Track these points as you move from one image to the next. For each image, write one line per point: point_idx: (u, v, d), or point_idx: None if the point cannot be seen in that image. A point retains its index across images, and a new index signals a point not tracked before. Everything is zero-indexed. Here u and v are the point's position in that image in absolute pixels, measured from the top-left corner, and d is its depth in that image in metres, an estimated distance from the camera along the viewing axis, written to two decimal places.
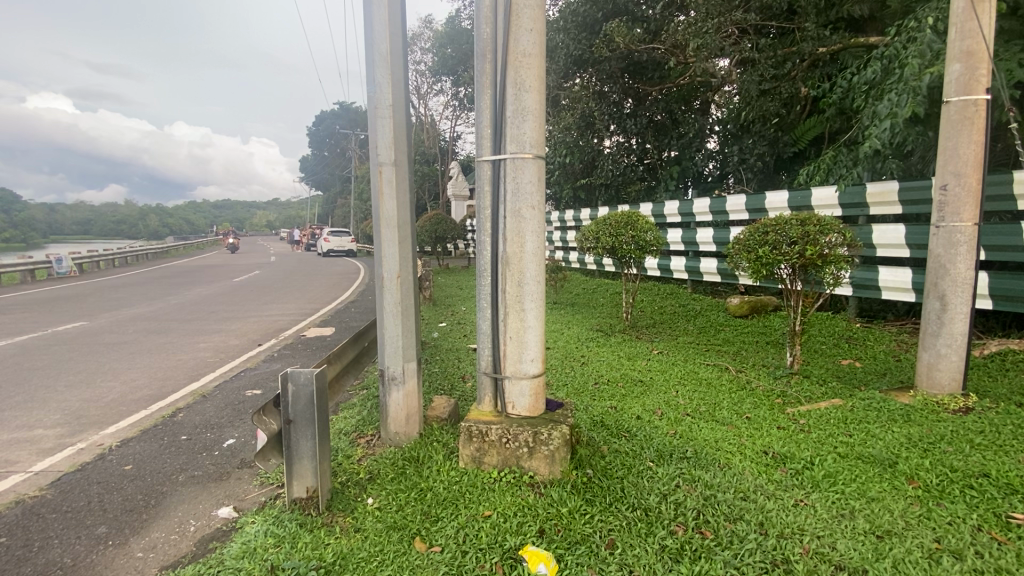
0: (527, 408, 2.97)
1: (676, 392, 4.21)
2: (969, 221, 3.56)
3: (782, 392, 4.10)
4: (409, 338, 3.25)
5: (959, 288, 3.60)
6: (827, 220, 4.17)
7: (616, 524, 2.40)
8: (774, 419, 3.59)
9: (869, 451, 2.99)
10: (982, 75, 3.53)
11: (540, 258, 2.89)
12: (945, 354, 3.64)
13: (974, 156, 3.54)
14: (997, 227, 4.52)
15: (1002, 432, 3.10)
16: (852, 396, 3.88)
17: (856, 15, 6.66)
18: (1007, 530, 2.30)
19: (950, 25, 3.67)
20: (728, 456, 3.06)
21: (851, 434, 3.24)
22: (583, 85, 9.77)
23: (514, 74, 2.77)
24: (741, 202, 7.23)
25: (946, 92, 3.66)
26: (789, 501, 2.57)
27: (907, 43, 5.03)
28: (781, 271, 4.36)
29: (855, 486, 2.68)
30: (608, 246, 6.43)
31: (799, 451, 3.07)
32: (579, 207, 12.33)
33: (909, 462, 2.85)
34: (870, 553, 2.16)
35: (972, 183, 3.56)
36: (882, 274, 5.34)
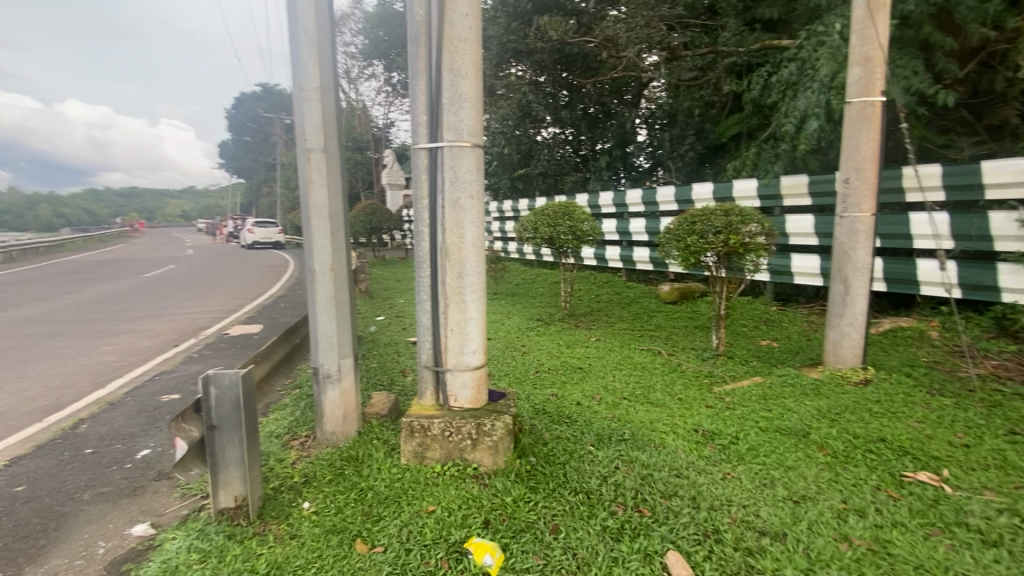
0: (470, 400, 2.94)
1: (613, 376, 4.37)
2: (867, 212, 3.93)
3: (709, 372, 4.36)
4: (344, 333, 3.11)
5: (860, 273, 3.97)
6: (747, 211, 4.45)
7: (560, 509, 2.45)
8: (703, 398, 3.82)
9: (785, 424, 3.24)
10: (878, 78, 3.86)
11: (480, 248, 2.86)
12: (848, 332, 4.01)
13: (871, 153, 3.89)
14: (891, 217, 4.94)
15: (894, 400, 3.47)
16: (770, 373, 4.19)
17: (769, 18, 6.96)
18: (902, 487, 2.57)
19: (852, 31, 3.98)
20: (662, 436, 3.21)
21: (769, 409, 3.50)
22: (519, 75, 9.81)
23: (450, 60, 2.71)
24: (670, 193, 7.49)
25: (849, 92, 3.97)
26: (718, 474, 2.74)
27: (817, 46, 5.36)
28: (707, 259, 4.60)
29: (774, 457, 2.90)
30: (546, 237, 6.51)
31: (725, 428, 3.27)
32: (517, 197, 12.38)
33: (819, 432, 3.12)
34: (789, 517, 2.35)
35: (870, 177, 3.92)
36: (795, 261, 5.79)
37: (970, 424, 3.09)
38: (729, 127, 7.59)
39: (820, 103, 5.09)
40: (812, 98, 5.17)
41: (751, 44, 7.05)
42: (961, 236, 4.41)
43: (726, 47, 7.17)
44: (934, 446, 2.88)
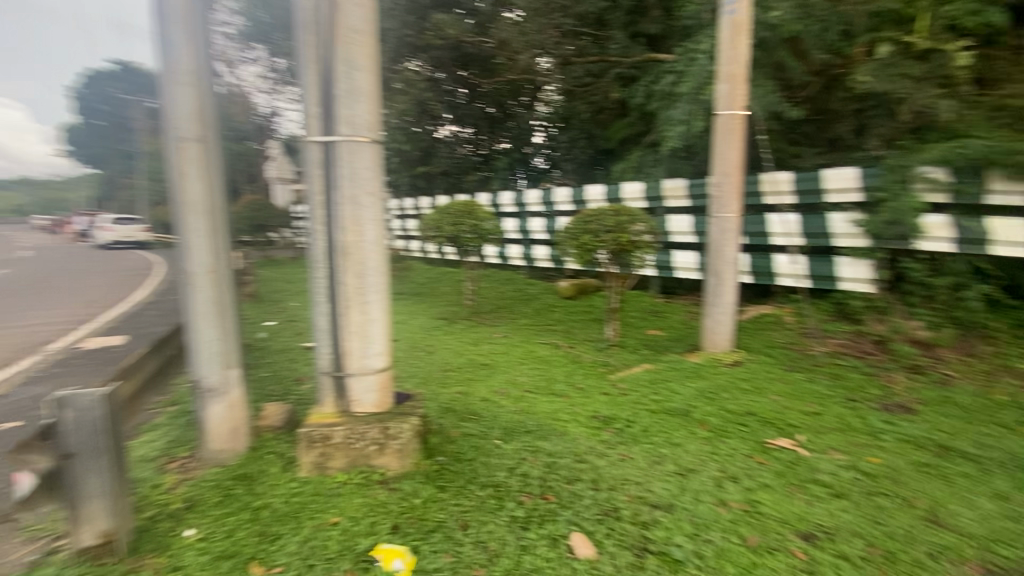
0: (374, 404, 2.84)
1: (517, 371, 4.48)
2: (733, 214, 4.44)
3: (605, 362, 4.64)
4: (229, 342, 2.84)
5: (728, 267, 4.47)
6: (635, 212, 4.81)
7: (470, 505, 2.47)
8: (600, 386, 4.06)
9: (671, 405, 3.57)
10: (741, 94, 4.36)
11: (381, 247, 2.78)
12: (721, 319, 4.51)
13: (735, 160, 4.40)
14: (753, 218, 5.60)
15: (758, 377, 3.98)
16: (658, 360, 4.58)
17: (651, 33, 7.29)
18: (767, 453, 2.95)
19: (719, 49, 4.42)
20: (565, 424, 3.36)
21: (658, 392, 3.83)
22: (416, 70, 9.43)
23: (342, 51, 2.59)
24: (566, 194, 7.81)
25: (716, 106, 4.44)
26: (615, 456, 2.94)
27: (689, 62, 5.91)
28: (600, 257, 4.87)
29: (663, 436, 3.18)
30: (449, 235, 6.48)
31: (621, 413, 3.52)
32: (417, 194, 12.14)
33: (700, 410, 3.48)
34: (676, 489, 2.59)
35: (735, 182, 4.43)
36: (675, 258, 6.36)
37: (817, 395, 3.64)
38: (616, 132, 7.86)
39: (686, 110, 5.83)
40: (687, 107, 5.80)
41: (636, 56, 7.36)
42: (809, 234, 5.09)
43: (614, 57, 7.49)
44: (790, 416, 3.34)
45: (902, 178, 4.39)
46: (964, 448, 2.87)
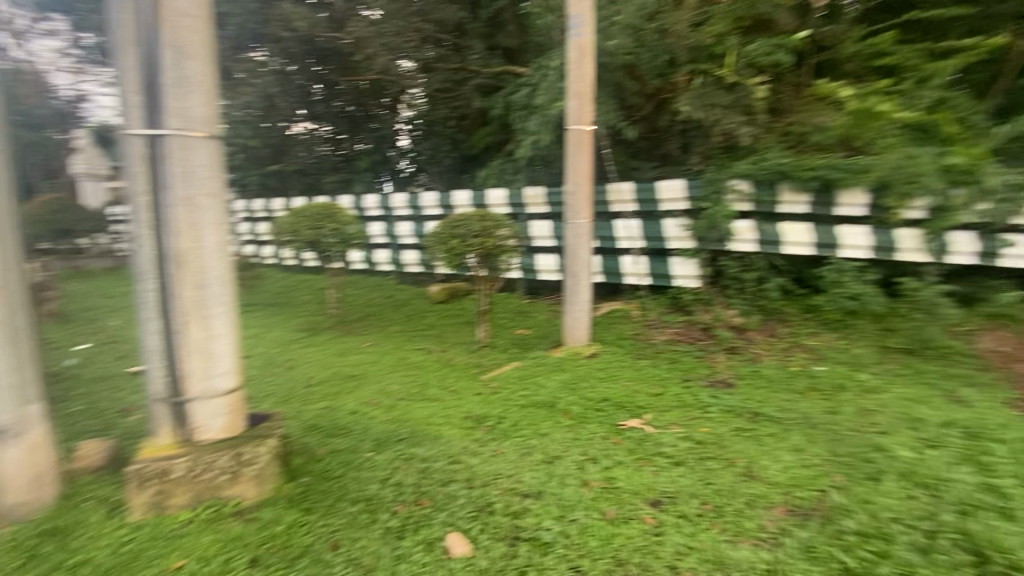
0: (223, 429, 2.56)
1: (388, 379, 4.36)
2: (586, 218, 4.85)
3: (477, 363, 4.75)
4: (24, 373, 2.33)
5: (583, 267, 4.87)
6: (499, 216, 4.99)
7: (339, 523, 2.37)
8: (472, 387, 4.15)
9: (538, 399, 3.79)
10: (588, 110, 4.76)
11: (225, 255, 2.52)
12: (579, 315, 4.91)
13: (586, 170, 4.79)
14: (602, 223, 6.14)
15: (612, 366, 4.43)
16: (526, 357, 4.81)
17: (508, 46, 7.70)
18: (621, 432, 3.29)
19: (569, 65, 4.76)
20: (438, 428, 3.38)
21: (526, 388, 4.03)
22: (260, 61, 8.79)
23: (170, 35, 2.30)
24: (433, 199, 7.79)
25: (568, 119, 4.79)
26: (488, 453, 3.04)
27: (543, 76, 6.31)
28: (468, 261, 4.97)
29: (532, 428, 3.36)
30: (308, 241, 6.06)
31: (492, 411, 3.64)
32: (269, 196, 11.11)
33: (564, 400, 3.75)
34: (544, 477, 2.76)
35: (587, 190, 4.83)
36: (538, 260, 6.73)
37: (660, 377, 4.17)
38: (479, 140, 8.09)
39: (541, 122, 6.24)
40: (542, 119, 6.20)
41: (494, 67, 7.69)
42: (648, 237, 5.78)
43: (474, 66, 7.74)
44: (639, 398, 3.77)
45: (717, 189, 5.23)
46: (768, 411, 3.50)
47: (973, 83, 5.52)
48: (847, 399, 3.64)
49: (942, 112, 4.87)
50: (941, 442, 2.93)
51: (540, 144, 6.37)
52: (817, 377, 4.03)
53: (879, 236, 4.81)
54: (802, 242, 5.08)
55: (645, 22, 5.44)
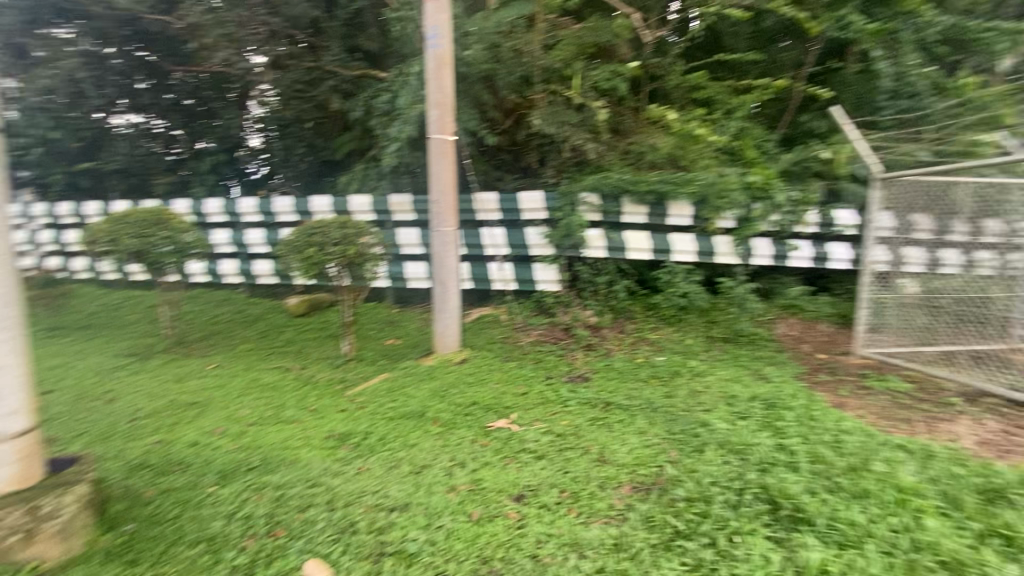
0: (15, 480, 2.24)
1: (238, 404, 3.93)
2: (451, 227, 4.88)
3: (341, 378, 4.52)
4: None
5: (450, 275, 4.91)
6: (361, 224, 4.81)
7: (173, 571, 2.18)
8: (335, 404, 3.93)
9: (406, 409, 3.73)
10: (449, 120, 4.81)
11: (11, 274, 2.27)
12: (448, 323, 4.93)
13: (450, 179, 4.84)
14: (470, 230, 6.11)
15: (480, 370, 4.52)
16: (394, 368, 4.69)
17: (368, 50, 7.45)
18: (488, 434, 3.37)
19: (428, 74, 4.78)
20: (295, 451, 3.15)
21: (394, 399, 3.94)
22: (66, 39, 7.70)
23: None
24: (289, 205, 7.22)
25: (429, 128, 4.81)
26: (352, 470, 2.92)
27: (404, 83, 6.25)
28: (330, 270, 4.69)
29: (399, 439, 3.30)
30: (132, 251, 5.23)
31: (357, 426, 3.49)
32: (80, 199, 9.32)
33: (432, 408, 3.74)
34: (411, 487, 2.73)
35: (451, 199, 4.87)
36: (407, 269, 6.59)
37: (525, 377, 4.36)
38: (341, 145, 7.70)
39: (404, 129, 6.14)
40: (404, 126, 6.12)
41: (354, 69, 7.38)
42: (512, 245, 5.95)
43: (331, 67, 7.36)
44: (506, 399, 3.90)
45: (571, 202, 5.68)
46: (618, 401, 3.86)
47: (768, 115, 6.68)
48: (681, 383, 4.18)
49: (742, 138, 5.87)
50: (749, 414, 3.51)
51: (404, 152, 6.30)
52: (658, 366, 4.57)
53: (701, 243, 5.68)
54: (643, 248, 5.72)
55: (501, 38, 5.64)
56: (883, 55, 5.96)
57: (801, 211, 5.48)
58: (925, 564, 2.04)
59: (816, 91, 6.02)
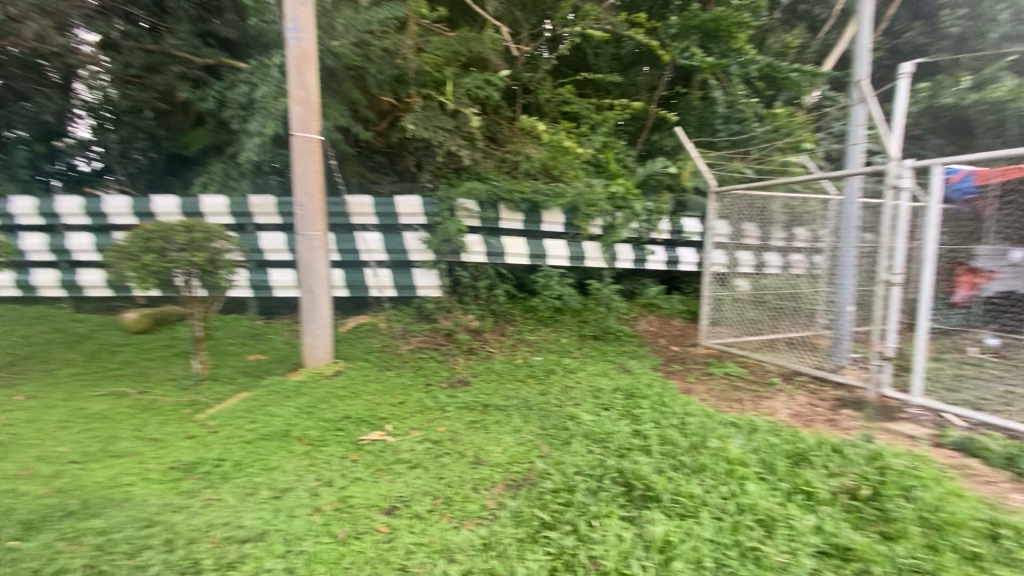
0: None
1: (52, 440, 3.31)
2: (319, 231, 4.60)
3: (191, 401, 4.02)
4: None
5: (320, 282, 4.62)
6: (212, 227, 4.33)
7: None
8: (182, 430, 3.49)
9: (268, 430, 3.42)
10: (314, 119, 4.55)
11: None
12: (319, 334, 4.64)
13: (316, 181, 4.57)
14: (344, 235, 5.75)
15: (354, 382, 4.31)
16: (256, 386, 4.28)
17: (224, 37, 6.70)
18: (360, 448, 3.22)
19: (289, 69, 4.49)
20: (128, 488, 2.74)
21: (254, 420, 3.59)
22: None
23: None
24: (124, 205, 6.24)
25: (292, 126, 4.50)
26: (198, 504, 2.61)
27: (265, 76, 5.78)
28: (176, 279, 4.23)
29: (259, 463, 3.03)
30: None
31: (208, 453, 3.13)
32: None
33: (299, 426, 3.48)
34: (270, 514, 2.53)
35: (318, 202, 4.60)
36: (272, 276, 6.08)
37: (402, 386, 4.24)
38: (194, 141, 6.82)
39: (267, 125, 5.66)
40: (266, 122, 5.66)
41: (206, 57, 6.53)
42: (390, 250, 5.75)
43: (175, 51, 6.45)
44: (380, 410, 3.76)
45: (449, 207, 5.65)
46: (495, 402, 3.93)
47: (628, 133, 7.34)
48: (554, 381, 4.40)
49: (606, 152, 6.40)
50: (612, 405, 3.80)
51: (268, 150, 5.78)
52: (534, 365, 4.76)
53: (572, 248, 6.03)
54: (520, 253, 5.91)
55: (371, 37, 5.46)
56: (717, 86, 6.89)
57: (655, 220, 6.16)
58: (745, 523, 2.36)
59: (666, 114, 6.76)
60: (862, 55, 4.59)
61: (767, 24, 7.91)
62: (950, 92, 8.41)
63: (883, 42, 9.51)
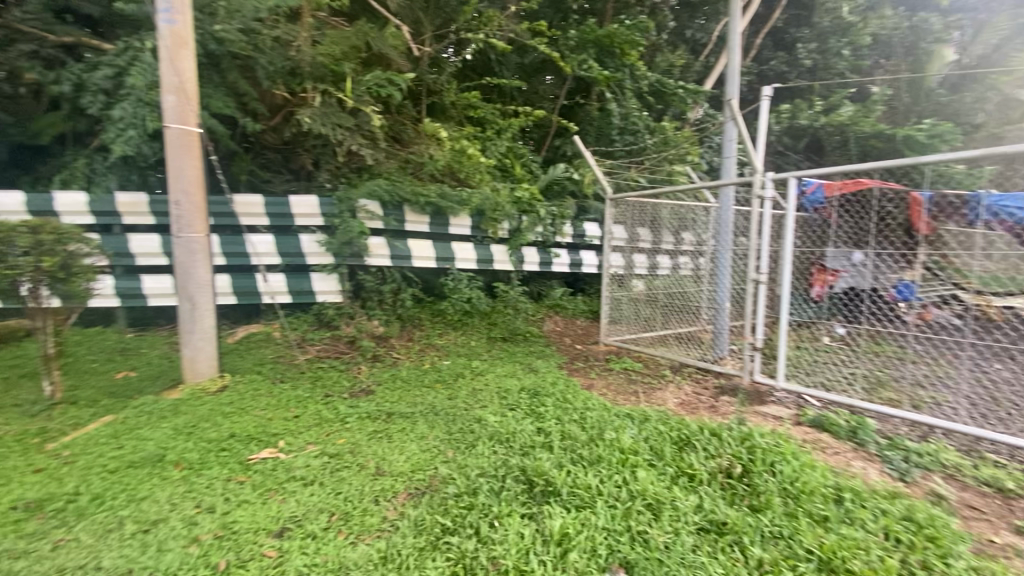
0: None
1: None
2: (201, 233, 4.20)
3: (39, 430, 3.47)
4: None
5: (202, 289, 4.21)
6: (66, 227, 3.75)
7: None
8: (27, 464, 3.00)
9: (138, 456, 3.05)
10: (191, 110, 4.14)
11: None
12: (201, 346, 4.22)
13: (196, 178, 4.17)
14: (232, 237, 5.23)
15: (243, 397, 3.97)
16: (124, 408, 3.78)
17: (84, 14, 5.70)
18: (248, 469, 2.97)
19: (160, 54, 4.05)
20: None
21: (121, 446, 3.18)
22: None
23: None
24: None
25: (165, 117, 4.07)
26: (45, 548, 2.28)
27: (134, 60, 5.12)
28: (22, 289, 3.63)
29: (126, 494, 2.69)
30: None
31: (60, 488, 2.73)
32: None
33: (176, 449, 3.13)
34: (137, 551, 2.27)
35: (199, 202, 4.19)
36: (146, 283, 5.39)
37: (300, 399, 3.99)
38: (46, 129, 5.72)
39: (138, 114, 5.03)
40: (136, 111, 5.03)
41: (63, 35, 5.51)
42: (285, 253, 5.35)
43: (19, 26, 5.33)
44: (273, 425, 3.50)
45: (350, 209, 5.37)
46: (400, 409, 3.84)
47: (533, 140, 7.59)
48: (461, 384, 4.38)
49: (510, 157, 6.60)
50: (517, 404, 3.87)
51: (139, 143, 5.14)
52: (442, 370, 4.71)
53: (479, 251, 6.11)
54: (426, 256, 5.84)
55: (259, 24, 5.05)
56: (613, 99, 7.32)
57: (559, 224, 6.42)
58: (636, 508, 2.53)
59: (567, 123, 7.03)
60: (733, 77, 5.12)
61: (655, 44, 8.54)
62: (805, 115, 9.68)
63: (752, 67, 10.68)
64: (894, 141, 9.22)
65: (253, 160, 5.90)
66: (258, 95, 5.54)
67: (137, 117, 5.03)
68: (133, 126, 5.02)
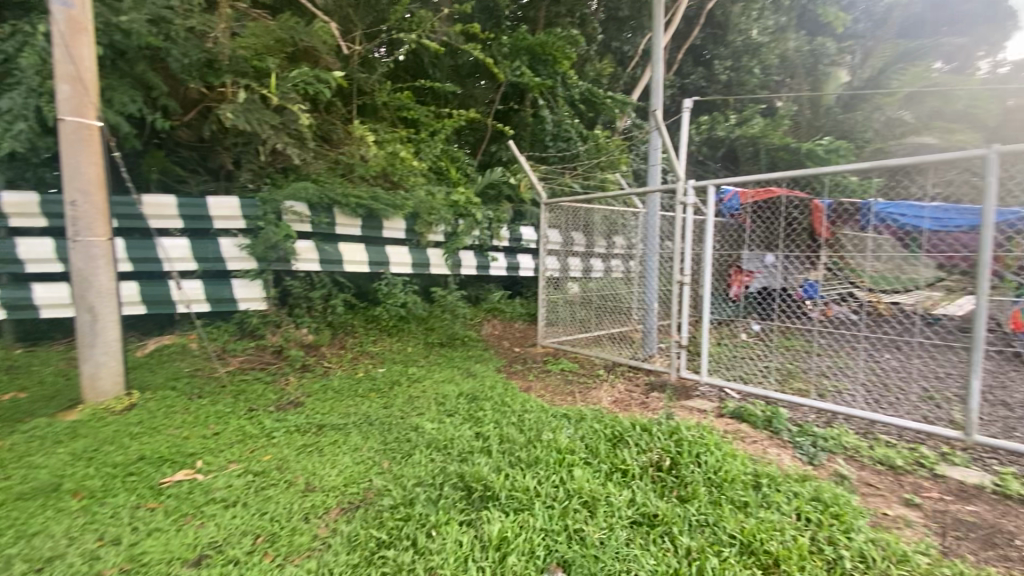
0: None
1: None
2: (103, 237, 3.82)
3: None
4: None
5: (104, 298, 3.82)
6: None
7: None
8: None
9: (27, 487, 2.71)
10: (90, 102, 3.76)
11: None
12: (104, 362, 3.82)
13: (97, 176, 3.78)
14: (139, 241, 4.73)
15: (155, 415, 3.64)
16: (9, 434, 3.34)
17: None
18: (159, 494, 2.72)
19: (52, 39, 3.65)
20: None
21: (4, 477, 2.80)
22: None
23: None
24: None
25: (58, 108, 3.66)
26: None
27: (20, 43, 4.53)
28: None
29: (11, 531, 2.38)
30: None
31: None
32: None
33: (73, 477, 2.81)
34: None
35: (100, 202, 3.81)
36: (37, 293, 4.77)
37: (220, 415, 3.72)
38: None
39: (27, 105, 4.47)
40: (24, 101, 4.47)
41: None
42: (202, 258, 4.94)
43: None
44: (189, 445, 3.23)
45: (275, 211, 5.13)
46: (332, 421, 3.68)
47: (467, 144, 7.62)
48: (397, 392, 4.27)
49: (445, 160, 6.60)
50: (455, 410, 3.83)
51: (29, 136, 4.57)
52: (377, 378, 4.56)
53: (415, 255, 6.01)
54: (358, 261, 5.65)
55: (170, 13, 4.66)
56: (546, 106, 7.48)
57: (495, 228, 6.47)
58: (573, 507, 2.57)
59: (501, 127, 7.09)
60: (657, 90, 5.39)
61: (585, 54, 8.84)
62: (722, 127, 10.39)
63: (674, 80, 11.28)
64: (799, 154, 10.10)
65: (166, 158, 5.45)
66: (171, 88, 5.11)
67: (25, 107, 4.47)
68: (20, 118, 4.46)
